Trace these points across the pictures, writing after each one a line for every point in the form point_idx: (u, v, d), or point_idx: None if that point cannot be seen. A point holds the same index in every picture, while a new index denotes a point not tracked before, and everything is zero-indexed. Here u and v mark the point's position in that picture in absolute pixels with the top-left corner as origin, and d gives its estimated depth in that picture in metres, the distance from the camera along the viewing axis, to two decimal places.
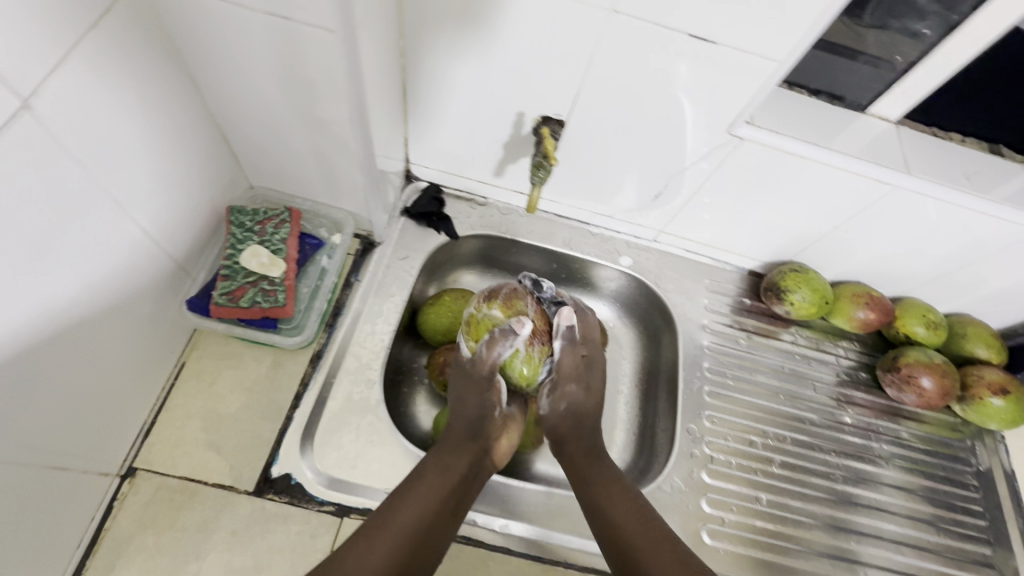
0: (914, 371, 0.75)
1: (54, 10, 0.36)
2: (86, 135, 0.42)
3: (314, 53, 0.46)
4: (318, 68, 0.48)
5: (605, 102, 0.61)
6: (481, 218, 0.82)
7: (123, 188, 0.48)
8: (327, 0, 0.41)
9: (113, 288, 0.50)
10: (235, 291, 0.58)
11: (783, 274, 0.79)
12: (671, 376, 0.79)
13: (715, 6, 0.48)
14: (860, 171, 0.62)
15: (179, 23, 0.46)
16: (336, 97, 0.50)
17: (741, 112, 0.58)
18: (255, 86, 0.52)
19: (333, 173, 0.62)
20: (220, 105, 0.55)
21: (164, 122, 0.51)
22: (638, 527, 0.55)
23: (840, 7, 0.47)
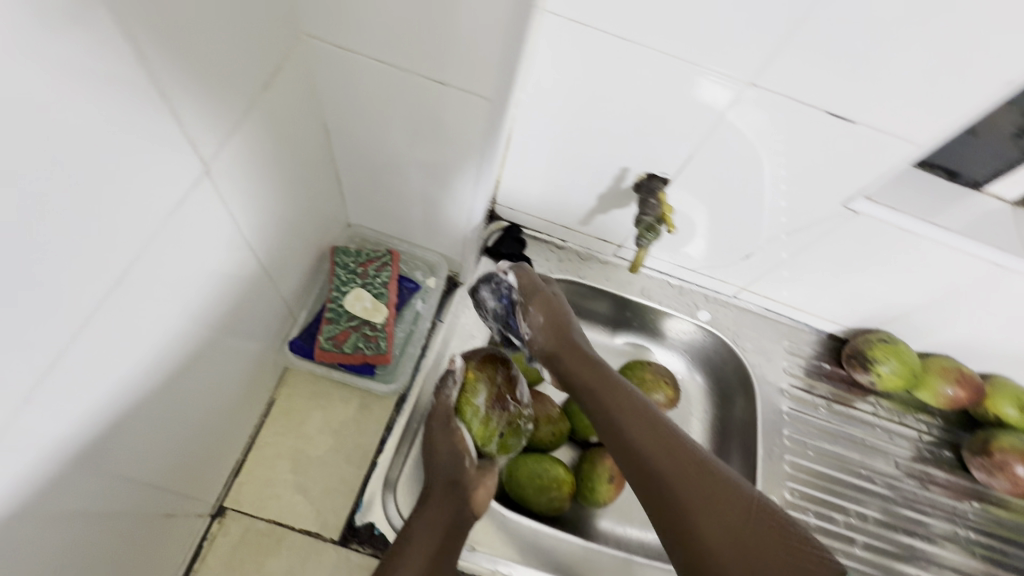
0: (1008, 459, 0.72)
1: (233, 71, 0.40)
2: (236, 177, 0.46)
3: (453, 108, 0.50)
4: (453, 121, 0.51)
5: (720, 167, 0.59)
6: (560, 261, 0.81)
7: (259, 226, 0.52)
8: (485, 70, 0.45)
9: (234, 317, 0.53)
10: (340, 335, 0.65)
11: (871, 343, 0.76)
12: (746, 440, 0.77)
13: (861, 87, 0.47)
14: (976, 253, 0.60)
15: (330, 83, 0.51)
16: (463, 149, 0.54)
17: (864, 189, 0.56)
18: (386, 133, 0.56)
19: (435, 218, 0.67)
20: (345, 149, 0.59)
21: (300, 166, 0.55)
22: (687, 476, 0.50)
23: (1003, 96, 0.45)
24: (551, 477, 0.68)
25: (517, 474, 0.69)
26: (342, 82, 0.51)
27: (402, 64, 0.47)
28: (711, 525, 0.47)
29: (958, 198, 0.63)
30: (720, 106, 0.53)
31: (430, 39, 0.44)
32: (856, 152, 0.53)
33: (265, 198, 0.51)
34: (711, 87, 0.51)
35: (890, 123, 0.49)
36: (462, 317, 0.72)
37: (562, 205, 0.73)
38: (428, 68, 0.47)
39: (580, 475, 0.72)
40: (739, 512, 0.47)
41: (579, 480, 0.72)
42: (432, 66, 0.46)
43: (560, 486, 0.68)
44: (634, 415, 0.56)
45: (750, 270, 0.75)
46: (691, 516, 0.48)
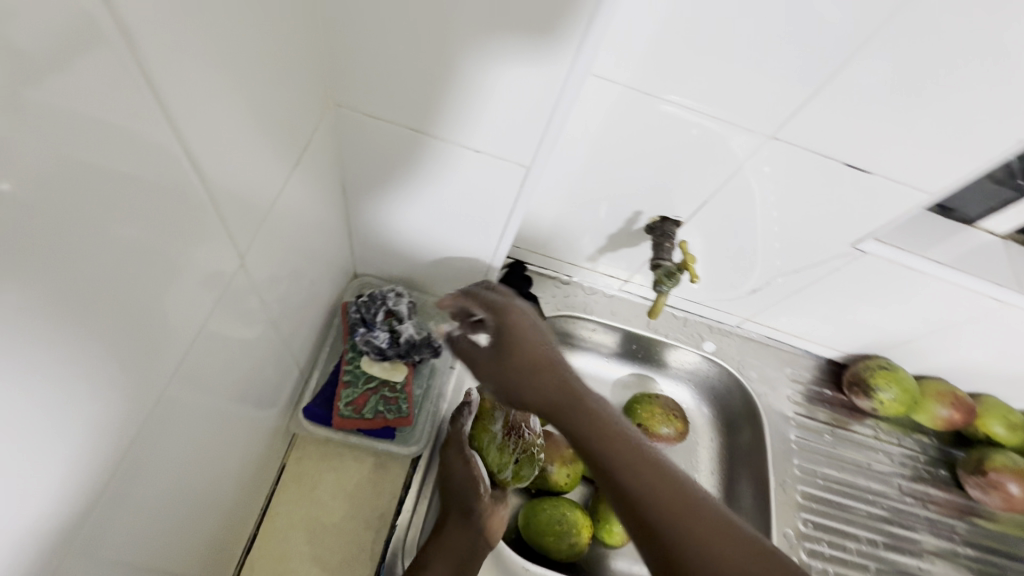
0: (1002, 478, 0.75)
1: (273, 140, 0.38)
2: (280, 250, 0.43)
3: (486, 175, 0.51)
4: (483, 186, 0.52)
5: (733, 210, 0.60)
6: (565, 297, 0.80)
7: (289, 298, 0.50)
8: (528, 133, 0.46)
9: (257, 390, 0.49)
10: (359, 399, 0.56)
11: (871, 369, 0.78)
12: (757, 471, 0.77)
13: (882, 137, 0.49)
14: (972, 288, 0.63)
15: (354, 145, 0.50)
16: (495, 205, 0.54)
17: (873, 230, 0.59)
18: (409, 201, 0.55)
19: (452, 271, 0.66)
20: (359, 214, 0.58)
21: (321, 229, 0.53)
22: (651, 471, 0.42)
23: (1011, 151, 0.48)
24: (570, 523, 0.67)
25: (535, 522, 0.67)
26: (365, 142, 0.50)
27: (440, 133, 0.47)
28: (712, 542, 0.39)
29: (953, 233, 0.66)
30: (742, 156, 0.54)
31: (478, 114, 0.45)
32: (870, 200, 0.55)
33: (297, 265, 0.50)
34: (735, 139, 0.53)
35: (905, 174, 0.52)
36: None
37: (570, 243, 0.73)
38: (466, 133, 0.47)
39: (596, 516, 0.72)
40: (715, 526, 0.40)
41: (596, 522, 0.71)
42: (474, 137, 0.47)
43: (579, 531, 0.67)
44: (614, 438, 0.44)
45: (756, 302, 0.77)
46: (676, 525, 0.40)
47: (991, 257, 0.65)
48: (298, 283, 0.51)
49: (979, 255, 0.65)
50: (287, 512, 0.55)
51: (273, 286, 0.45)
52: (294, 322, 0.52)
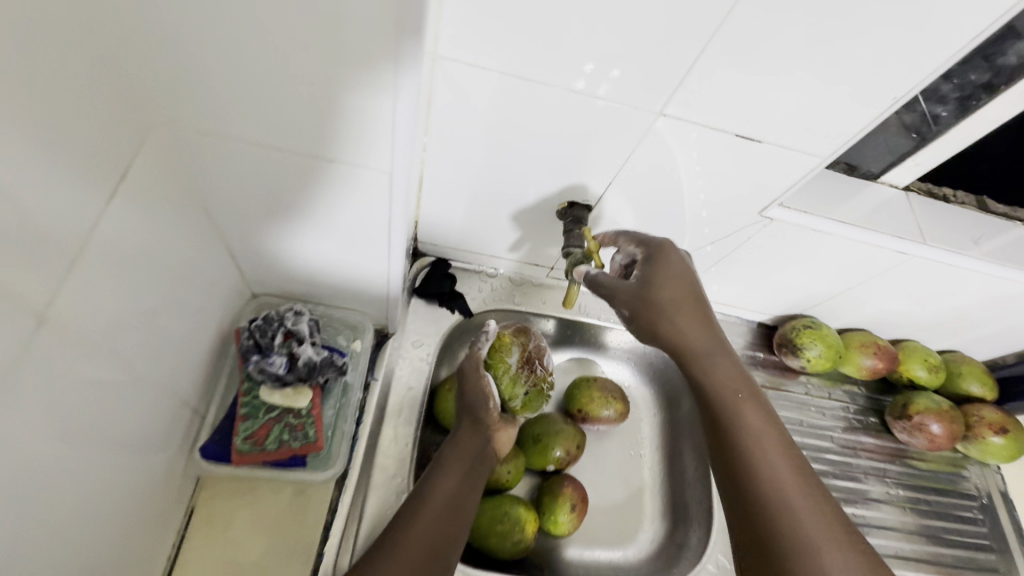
0: (924, 419, 0.78)
1: (67, 178, 0.31)
2: (104, 300, 0.36)
3: (357, 187, 0.46)
4: (359, 198, 0.48)
5: (640, 186, 0.60)
6: (493, 291, 0.78)
7: (157, 345, 0.45)
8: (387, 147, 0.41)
9: (130, 445, 0.43)
10: (259, 433, 0.55)
11: (797, 329, 0.80)
12: (696, 442, 0.78)
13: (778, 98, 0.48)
14: (879, 243, 0.64)
15: (207, 165, 0.44)
16: (374, 217, 0.50)
17: (776, 197, 0.60)
18: (289, 216, 0.51)
19: (355, 284, 0.62)
20: (238, 234, 0.53)
21: (190, 263, 0.47)
22: (774, 440, 0.53)
23: (896, 106, 0.49)
24: (512, 521, 0.66)
25: (477, 524, 0.66)
26: (218, 160, 0.44)
27: (293, 148, 0.43)
28: (806, 523, 0.47)
29: (854, 190, 0.67)
30: (635, 135, 0.53)
31: (326, 125, 0.40)
32: (766, 167, 0.56)
33: (167, 305, 0.45)
34: (625, 119, 0.52)
35: (796, 140, 0.52)
36: (398, 368, 0.68)
37: (488, 236, 0.71)
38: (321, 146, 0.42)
39: (541, 508, 0.71)
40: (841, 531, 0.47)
41: (541, 515, 0.71)
42: (331, 148, 0.42)
43: (523, 528, 0.66)
44: (746, 397, 0.55)
45: None
46: (767, 504, 0.49)
47: (893, 211, 0.67)
48: (167, 325, 0.45)
49: (882, 210, 0.66)
50: (199, 556, 0.53)
51: (128, 335, 0.40)
52: (163, 370, 0.47)
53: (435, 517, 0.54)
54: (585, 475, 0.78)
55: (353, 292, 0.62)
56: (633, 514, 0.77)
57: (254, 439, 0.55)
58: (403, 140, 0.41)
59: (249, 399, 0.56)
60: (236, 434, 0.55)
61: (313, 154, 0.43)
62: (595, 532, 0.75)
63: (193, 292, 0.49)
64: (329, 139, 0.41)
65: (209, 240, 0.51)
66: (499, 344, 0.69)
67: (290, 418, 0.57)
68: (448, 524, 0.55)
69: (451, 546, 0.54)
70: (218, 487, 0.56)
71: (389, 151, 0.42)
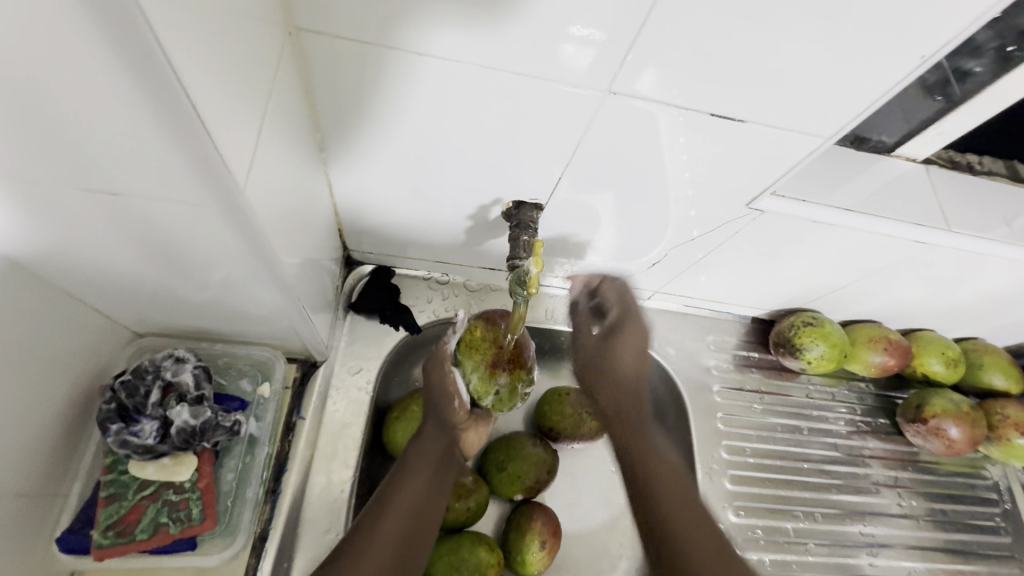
0: (940, 423, 0.69)
1: None
2: None
3: (172, 216, 0.30)
4: (188, 231, 0.32)
5: (601, 177, 0.49)
6: (446, 300, 0.66)
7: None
8: (183, 166, 0.26)
9: None
10: (131, 517, 0.43)
11: (797, 327, 0.69)
12: (684, 459, 0.69)
13: (781, 55, 0.37)
14: (896, 233, 0.53)
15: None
16: (231, 259, 0.35)
17: (767, 185, 0.49)
18: (115, 267, 0.36)
19: (251, 326, 0.48)
20: (76, 287, 0.38)
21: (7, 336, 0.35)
22: (668, 476, 0.51)
23: (925, 67, 0.38)
24: (472, 567, 0.55)
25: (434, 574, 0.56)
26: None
27: (49, 178, 0.27)
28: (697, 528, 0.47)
29: (862, 166, 0.56)
30: (582, 121, 0.43)
31: (69, 137, 0.24)
32: (750, 151, 0.45)
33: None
34: (566, 101, 0.41)
35: (787, 119, 0.42)
36: (331, 401, 0.57)
37: (430, 240, 0.60)
38: (90, 175, 0.27)
39: (508, 546, 0.61)
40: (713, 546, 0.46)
41: (508, 556, 0.60)
42: (107, 172, 0.27)
43: (485, 572, 0.55)
44: (645, 417, 0.56)
45: (661, 274, 0.66)
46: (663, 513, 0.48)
47: (908, 190, 0.55)
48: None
49: (895, 190, 0.55)
50: None
51: None
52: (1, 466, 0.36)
53: (401, 526, 0.46)
54: (560, 501, 0.69)
55: (250, 331, 0.49)
56: (615, 541, 0.68)
57: (122, 527, 0.43)
58: (194, 148, 0.25)
59: (113, 475, 0.44)
60: (97, 521, 0.43)
61: (86, 183, 0.27)
62: (573, 566, 0.66)
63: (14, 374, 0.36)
64: (91, 157, 0.26)
65: (45, 299, 0.37)
66: (470, 339, 0.54)
67: (171, 493, 0.45)
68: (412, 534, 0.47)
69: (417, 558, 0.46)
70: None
71: (179, 162, 0.26)
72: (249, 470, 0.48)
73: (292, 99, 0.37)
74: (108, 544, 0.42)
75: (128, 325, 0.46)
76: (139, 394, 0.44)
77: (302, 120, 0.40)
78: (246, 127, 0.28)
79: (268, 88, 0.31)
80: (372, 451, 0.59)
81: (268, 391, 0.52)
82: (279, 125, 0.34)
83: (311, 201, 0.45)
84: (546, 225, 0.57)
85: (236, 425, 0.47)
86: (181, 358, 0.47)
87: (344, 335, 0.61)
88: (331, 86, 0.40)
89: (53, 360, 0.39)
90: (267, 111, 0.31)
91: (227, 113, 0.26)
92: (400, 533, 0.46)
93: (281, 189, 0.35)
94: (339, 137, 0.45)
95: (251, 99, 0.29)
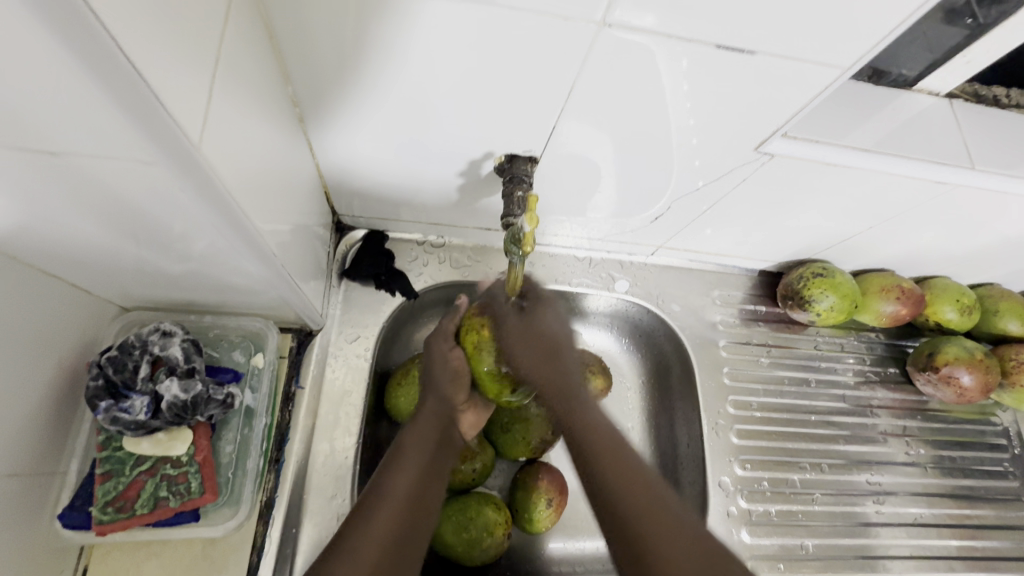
0: (953, 370, 0.67)
1: None
2: None
3: (127, 179, 0.28)
4: (150, 197, 0.30)
5: (600, 122, 0.46)
6: (441, 264, 0.64)
7: None
8: (125, 124, 0.24)
9: None
10: (127, 493, 0.43)
11: (806, 279, 0.67)
12: (690, 415, 0.68)
13: None
14: (916, 174, 0.50)
15: None
16: (201, 228, 0.33)
17: (779, 125, 0.45)
18: (76, 238, 0.34)
19: (235, 297, 0.47)
20: (47, 263, 0.37)
21: None
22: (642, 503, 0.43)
23: None
24: (480, 526, 0.55)
25: (442, 540, 0.55)
26: None
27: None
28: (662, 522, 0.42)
29: (881, 102, 0.52)
30: (576, 59, 0.39)
31: None
32: (761, 89, 0.42)
33: None
34: (556, 38, 0.37)
35: (803, 47, 0.38)
36: (329, 369, 0.56)
37: (421, 202, 0.57)
38: (21, 135, 0.24)
39: (515, 506, 0.61)
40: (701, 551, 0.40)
41: (515, 513, 0.61)
42: (45, 131, 0.24)
43: (493, 532, 0.55)
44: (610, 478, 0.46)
45: (664, 228, 0.63)
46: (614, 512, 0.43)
47: (931, 127, 0.52)
48: None
49: (916, 128, 0.51)
50: None
51: None
52: None
53: (398, 512, 0.43)
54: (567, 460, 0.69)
55: (235, 302, 0.47)
56: None
57: (122, 503, 0.43)
58: (138, 107, 0.23)
59: (108, 452, 0.44)
60: (95, 499, 0.42)
61: (23, 142, 0.25)
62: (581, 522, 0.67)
63: None
64: (21, 115, 0.23)
65: (15, 277, 0.35)
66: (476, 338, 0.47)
67: (166, 466, 0.45)
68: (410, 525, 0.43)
69: (417, 545, 0.43)
70: (108, 557, 0.45)
71: (123, 119, 0.23)
72: (248, 441, 0.48)
73: (255, 47, 0.34)
74: (109, 519, 0.42)
75: (112, 299, 0.45)
76: (127, 369, 0.44)
77: (270, 72, 0.37)
78: (196, 79, 0.26)
79: (219, 33, 0.28)
80: (374, 417, 0.58)
81: (262, 361, 0.50)
82: (238, 78, 0.31)
83: (289, 161, 0.43)
84: (543, 180, 0.54)
85: (229, 398, 0.46)
86: (168, 332, 0.46)
87: (339, 304, 0.60)
88: (297, 31, 0.37)
89: (32, 339, 0.38)
90: (221, 60, 0.28)
91: (171, 62, 0.24)
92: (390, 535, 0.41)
93: (246, 150, 0.33)
94: (314, 89, 0.42)
95: (199, 45, 0.26)
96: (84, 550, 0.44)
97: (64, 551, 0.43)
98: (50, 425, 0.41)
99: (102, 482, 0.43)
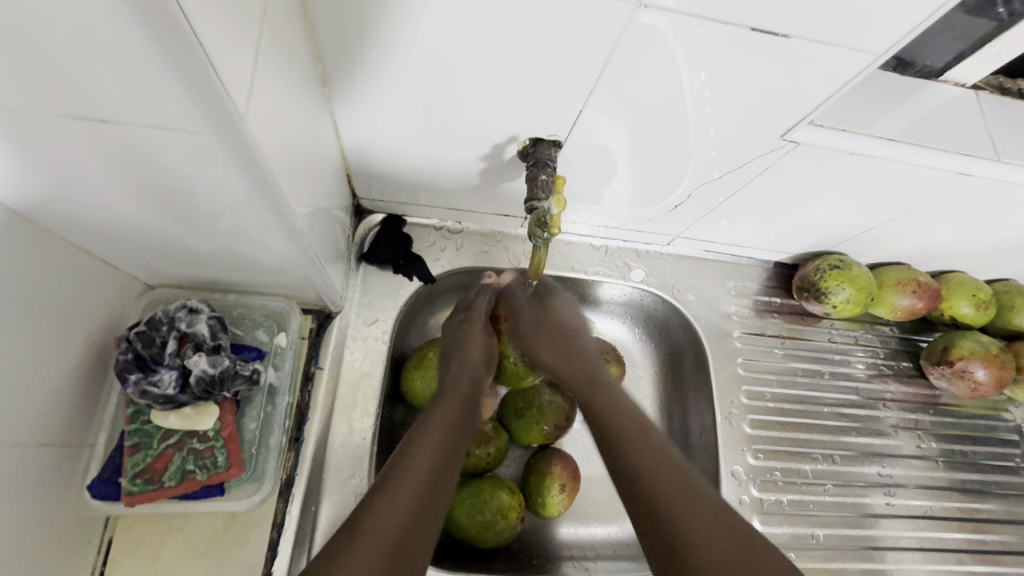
0: (968, 365, 0.67)
1: None
2: None
3: (168, 150, 0.28)
4: (189, 169, 0.30)
5: (627, 107, 0.46)
6: (458, 250, 0.64)
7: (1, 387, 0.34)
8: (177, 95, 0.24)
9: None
10: (155, 466, 0.44)
11: (822, 271, 0.67)
12: (704, 405, 0.68)
13: None
14: (940, 165, 0.50)
15: None
16: (234, 203, 0.33)
17: (807, 112, 0.45)
18: (112, 211, 0.35)
19: (259, 276, 0.47)
20: (80, 235, 0.37)
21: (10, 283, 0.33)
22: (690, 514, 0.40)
23: None
24: (494, 509, 0.55)
25: (457, 520, 0.55)
26: None
27: (36, 103, 0.25)
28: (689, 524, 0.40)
29: (908, 92, 0.51)
30: (608, 42, 0.39)
31: (52, 55, 0.22)
32: (792, 74, 0.42)
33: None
34: (590, 20, 0.37)
35: (835, 32, 0.38)
36: (348, 351, 0.56)
37: (441, 186, 0.57)
38: (73, 102, 0.25)
39: (527, 490, 0.62)
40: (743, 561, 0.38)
41: (528, 498, 0.61)
42: (95, 98, 0.25)
43: (507, 515, 0.56)
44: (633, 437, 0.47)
45: (682, 217, 0.63)
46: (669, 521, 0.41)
47: (956, 118, 0.51)
48: (13, 360, 0.34)
49: (941, 119, 0.51)
50: None
51: None
52: (22, 413, 0.35)
53: (408, 499, 0.41)
54: (580, 447, 0.69)
55: (259, 280, 0.48)
56: None
57: (150, 475, 0.44)
58: (190, 75, 0.23)
59: (136, 425, 0.44)
60: (124, 470, 0.43)
61: (75, 110, 0.25)
62: (591, 508, 0.68)
63: (27, 324, 0.35)
64: (75, 78, 0.24)
65: (50, 248, 0.36)
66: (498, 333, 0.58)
67: (193, 440, 0.45)
68: (420, 516, 0.41)
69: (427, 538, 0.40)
70: (135, 527, 0.45)
71: (172, 86, 0.24)
72: (271, 419, 0.48)
73: (291, 23, 0.34)
74: (138, 491, 0.43)
75: (138, 276, 0.45)
76: (156, 344, 0.44)
77: (303, 49, 0.37)
78: (244, 51, 0.26)
79: (262, 6, 0.28)
80: (390, 400, 0.59)
81: (284, 340, 0.51)
82: (277, 53, 0.31)
83: (316, 141, 0.43)
84: (565, 167, 0.54)
85: (254, 374, 0.47)
86: (194, 309, 0.47)
87: (357, 287, 0.60)
88: (331, 9, 0.37)
89: (65, 310, 0.38)
90: (264, 34, 0.28)
91: (224, 32, 0.24)
92: (401, 525, 0.39)
93: (282, 124, 0.33)
94: (343, 70, 0.42)
95: (245, 16, 0.26)
96: (109, 521, 0.45)
97: (92, 521, 0.44)
98: (79, 397, 0.42)
99: (131, 455, 0.44)
